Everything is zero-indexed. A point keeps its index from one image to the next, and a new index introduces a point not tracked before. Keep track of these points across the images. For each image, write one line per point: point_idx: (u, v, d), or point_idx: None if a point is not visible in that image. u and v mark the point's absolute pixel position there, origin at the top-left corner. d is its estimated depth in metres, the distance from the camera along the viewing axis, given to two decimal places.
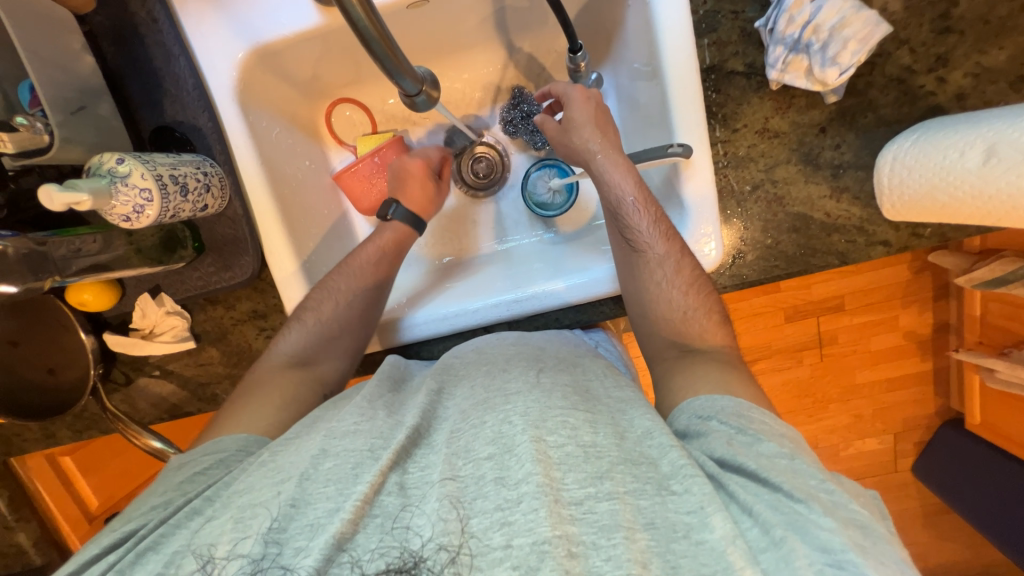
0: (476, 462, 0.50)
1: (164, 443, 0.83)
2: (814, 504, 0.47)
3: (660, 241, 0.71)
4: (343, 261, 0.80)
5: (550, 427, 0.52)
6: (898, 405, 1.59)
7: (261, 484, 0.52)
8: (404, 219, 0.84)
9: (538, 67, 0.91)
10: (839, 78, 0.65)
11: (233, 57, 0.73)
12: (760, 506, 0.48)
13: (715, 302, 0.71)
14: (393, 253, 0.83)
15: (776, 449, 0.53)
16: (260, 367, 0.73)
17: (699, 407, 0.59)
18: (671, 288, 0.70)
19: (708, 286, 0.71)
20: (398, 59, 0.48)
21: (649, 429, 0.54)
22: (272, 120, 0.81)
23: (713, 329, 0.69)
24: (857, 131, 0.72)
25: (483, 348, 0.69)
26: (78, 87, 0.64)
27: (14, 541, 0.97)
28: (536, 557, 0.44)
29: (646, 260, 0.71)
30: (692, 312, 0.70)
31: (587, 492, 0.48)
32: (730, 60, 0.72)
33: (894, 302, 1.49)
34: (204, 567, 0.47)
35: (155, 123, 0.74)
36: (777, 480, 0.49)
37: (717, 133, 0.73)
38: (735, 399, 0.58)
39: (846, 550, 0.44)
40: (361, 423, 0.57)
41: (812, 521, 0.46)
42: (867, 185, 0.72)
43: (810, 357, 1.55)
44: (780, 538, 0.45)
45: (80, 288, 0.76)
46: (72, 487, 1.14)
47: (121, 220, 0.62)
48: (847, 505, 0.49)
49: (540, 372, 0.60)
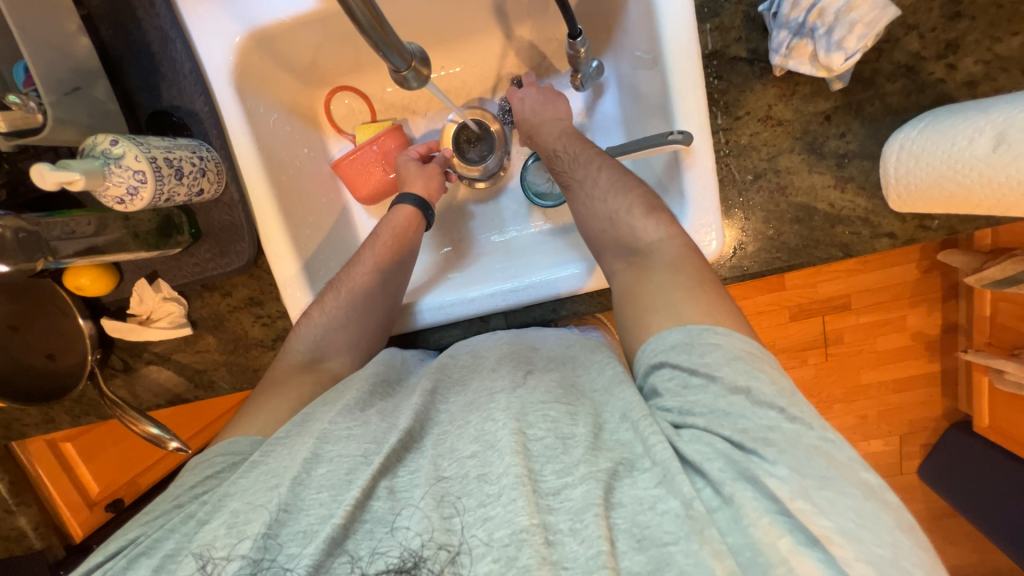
0: (459, 461, 0.50)
1: (162, 429, 0.83)
2: (766, 452, 0.45)
3: (576, 166, 0.75)
4: (357, 257, 0.78)
5: (530, 420, 0.52)
6: (904, 405, 1.57)
7: (248, 492, 0.51)
8: (413, 205, 0.83)
9: (539, 55, 0.90)
10: (845, 63, 0.63)
11: (229, 41, 0.72)
12: (712, 464, 0.46)
13: (642, 197, 0.69)
14: (398, 245, 0.80)
15: (728, 388, 0.49)
16: (278, 366, 0.71)
17: (650, 352, 0.55)
18: (595, 200, 0.72)
19: (635, 183, 0.70)
20: (385, 33, 0.46)
21: (623, 411, 0.52)
22: (270, 106, 0.80)
23: (665, 232, 0.65)
24: (863, 120, 0.70)
25: (477, 352, 0.67)
26: (72, 68, 0.64)
27: (16, 524, 0.98)
28: (515, 547, 0.44)
29: (573, 189, 0.75)
30: (620, 211, 0.68)
31: (564, 481, 0.48)
32: (733, 45, 0.71)
33: (901, 300, 1.47)
34: (204, 567, 0.47)
35: (152, 108, 0.73)
36: (728, 434, 0.47)
37: (719, 121, 0.72)
38: (685, 329, 0.54)
39: (794, 498, 0.42)
40: (354, 428, 0.56)
41: (762, 471, 0.44)
42: (873, 175, 0.71)
43: (814, 355, 1.53)
44: (730, 495, 0.44)
45: (77, 272, 0.76)
46: (73, 473, 1.14)
47: (115, 202, 0.62)
48: (808, 430, 0.47)
49: (527, 373, 0.59)
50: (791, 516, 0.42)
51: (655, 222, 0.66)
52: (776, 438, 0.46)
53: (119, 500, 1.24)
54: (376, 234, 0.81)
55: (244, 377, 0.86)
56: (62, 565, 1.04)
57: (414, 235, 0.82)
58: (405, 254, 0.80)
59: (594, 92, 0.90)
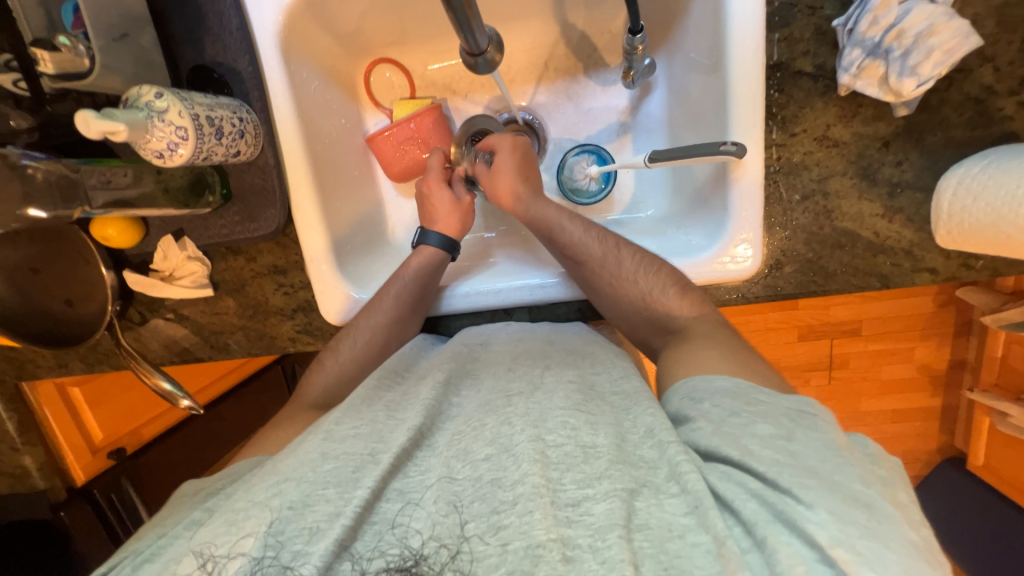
0: (473, 464, 0.49)
1: (174, 386, 0.83)
2: (803, 495, 0.44)
3: (594, 244, 0.72)
4: (375, 304, 0.74)
5: (549, 426, 0.51)
6: (903, 436, 1.57)
7: (251, 493, 0.49)
8: (438, 244, 0.78)
9: (589, 47, 0.87)
10: (916, 90, 0.61)
11: (280, 0, 0.70)
12: (745, 503, 0.45)
13: (673, 275, 0.70)
14: (420, 294, 0.75)
15: (772, 431, 0.50)
16: (288, 408, 0.73)
17: (691, 387, 0.58)
18: (623, 279, 0.70)
19: (662, 260, 0.71)
20: (471, 11, 0.48)
21: (650, 426, 0.52)
22: (312, 72, 0.78)
23: (696, 309, 0.68)
24: (923, 149, 0.68)
25: (488, 343, 0.70)
26: (122, 13, 0.63)
27: (21, 463, 1.01)
28: (530, 562, 0.42)
29: (592, 268, 0.72)
30: (654, 294, 0.69)
31: (584, 494, 0.46)
32: (799, 59, 0.68)
33: (914, 332, 1.45)
34: (204, 566, 0.44)
35: (194, 62, 0.72)
36: (762, 470, 0.46)
37: (773, 135, 0.70)
38: (735, 380, 0.57)
39: (834, 546, 0.41)
40: (360, 428, 0.55)
41: (799, 515, 0.43)
42: (924, 208, 0.69)
43: (817, 377, 1.52)
44: (762, 539, 0.43)
45: (105, 223, 0.75)
46: (78, 417, 1.10)
47: (154, 155, 0.61)
48: (849, 483, 0.45)
49: (545, 368, 0.61)
50: (831, 564, 0.41)
51: (688, 301, 0.68)
52: (813, 483, 0.45)
53: (121, 449, 1.17)
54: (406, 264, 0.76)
55: (259, 343, 0.86)
56: (62, 506, 1.04)
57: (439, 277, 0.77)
58: (422, 302, 0.76)
59: (641, 90, 0.88)
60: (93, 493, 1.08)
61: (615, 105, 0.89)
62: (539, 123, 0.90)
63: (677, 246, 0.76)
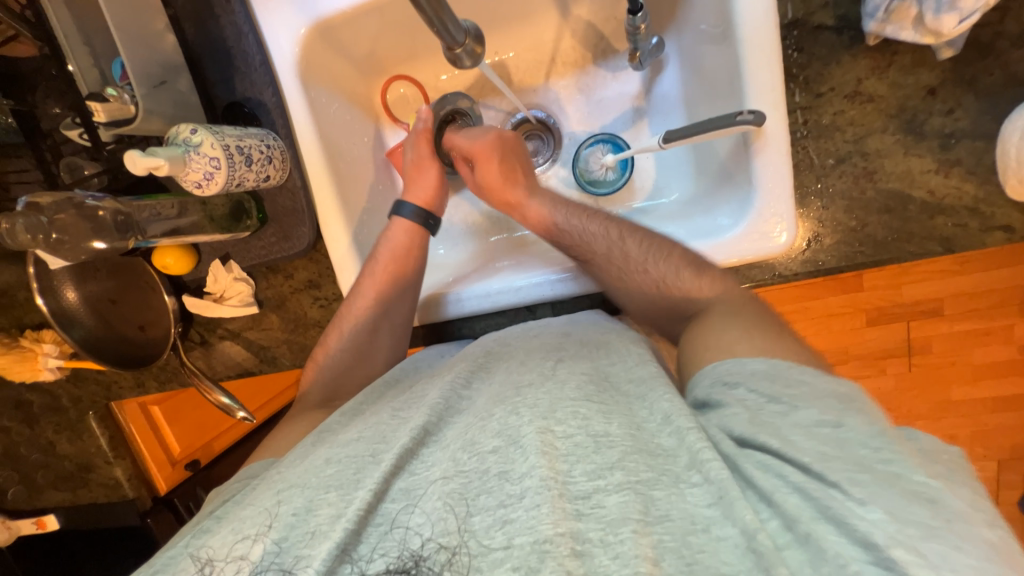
0: (480, 455, 0.49)
1: (232, 400, 0.90)
2: (851, 489, 0.42)
3: (596, 235, 0.72)
4: (357, 283, 0.78)
5: (560, 417, 0.50)
6: (1006, 429, 1.38)
7: (238, 514, 0.51)
8: (412, 218, 0.81)
9: (596, 36, 0.86)
10: (959, 26, 0.57)
11: (295, 33, 0.75)
12: (787, 497, 0.43)
13: (685, 257, 0.67)
14: (398, 271, 0.78)
15: (818, 418, 0.47)
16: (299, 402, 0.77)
17: (724, 371, 0.54)
18: (632, 269, 0.69)
19: (672, 243, 0.69)
20: (440, 6, 0.49)
21: (666, 413, 0.50)
22: (332, 96, 0.83)
23: (719, 289, 0.65)
24: (978, 93, 0.62)
25: (504, 339, 0.69)
26: (161, 63, 0.71)
27: (114, 474, 1.09)
28: (536, 558, 0.42)
29: (598, 260, 0.71)
30: (666, 279, 0.67)
31: (594, 486, 0.46)
32: (817, 13, 0.64)
33: (1011, 308, 1.26)
34: (203, 569, 0.48)
35: (227, 100, 0.78)
36: (807, 462, 0.44)
37: (798, 98, 0.66)
38: (770, 361, 0.53)
39: (893, 546, 0.39)
40: (364, 432, 0.56)
41: (848, 512, 0.41)
42: (986, 158, 0.63)
43: (895, 365, 1.35)
44: (805, 533, 0.41)
45: (163, 252, 0.83)
46: (159, 433, 1.25)
47: (193, 186, 0.67)
48: (891, 477, 0.43)
49: (558, 361, 0.59)
50: (886, 565, 0.38)
51: (708, 281, 0.65)
52: (853, 475, 0.42)
53: (196, 461, 1.35)
54: (379, 243, 0.80)
55: (303, 355, 0.91)
56: (148, 514, 1.13)
57: (417, 255, 0.81)
58: (403, 280, 0.79)
59: (653, 71, 0.85)
60: (174, 502, 1.20)
61: (627, 90, 0.87)
62: (552, 120, 0.90)
63: (704, 228, 0.72)
